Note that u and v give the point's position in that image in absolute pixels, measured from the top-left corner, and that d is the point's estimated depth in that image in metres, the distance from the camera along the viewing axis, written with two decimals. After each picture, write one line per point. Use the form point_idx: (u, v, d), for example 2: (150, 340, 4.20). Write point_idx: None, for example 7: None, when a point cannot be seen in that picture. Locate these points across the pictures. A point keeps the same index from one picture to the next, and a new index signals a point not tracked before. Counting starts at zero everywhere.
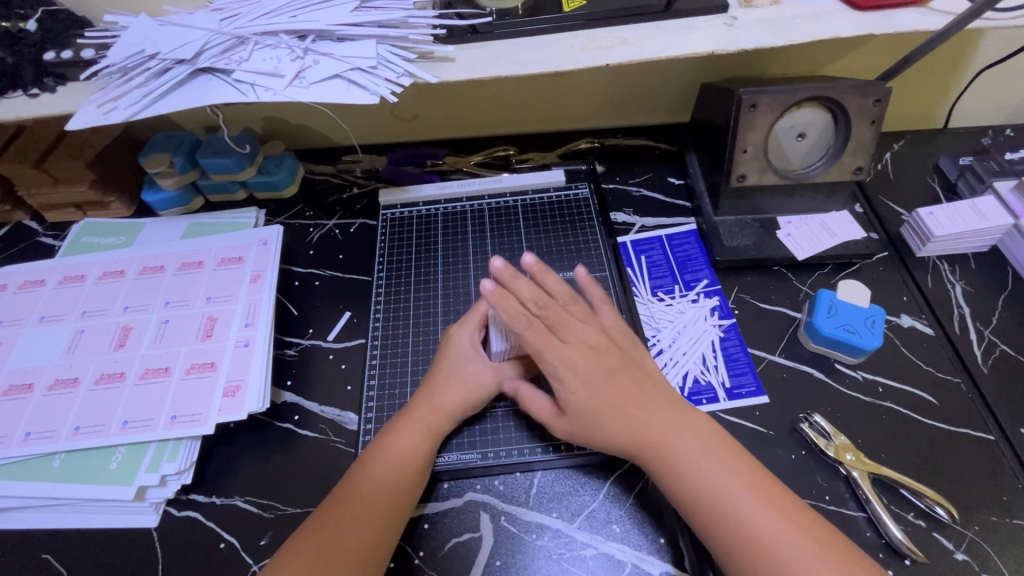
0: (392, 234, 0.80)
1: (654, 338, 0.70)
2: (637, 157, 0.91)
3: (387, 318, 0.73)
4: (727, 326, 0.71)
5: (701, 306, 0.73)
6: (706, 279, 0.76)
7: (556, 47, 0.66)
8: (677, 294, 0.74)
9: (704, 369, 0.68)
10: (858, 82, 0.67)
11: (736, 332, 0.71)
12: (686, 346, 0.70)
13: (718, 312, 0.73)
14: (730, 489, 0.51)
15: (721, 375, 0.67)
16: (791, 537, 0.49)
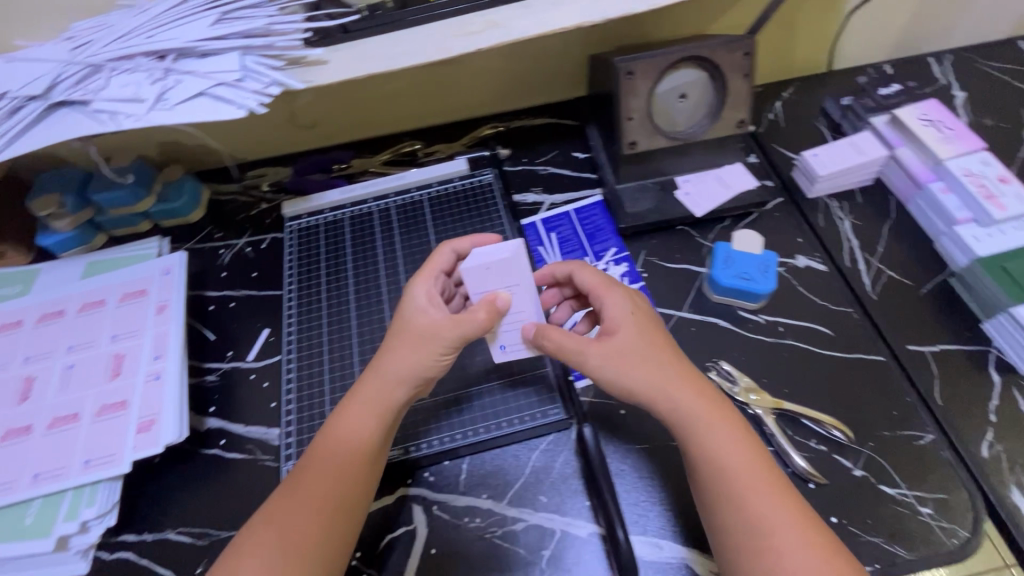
0: (300, 245, 0.77)
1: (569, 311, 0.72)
2: (542, 136, 0.92)
3: (301, 329, 0.71)
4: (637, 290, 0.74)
5: (611, 274, 0.75)
6: (614, 247, 0.78)
7: (429, 39, 0.67)
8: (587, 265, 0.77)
9: None
10: (726, 38, 0.70)
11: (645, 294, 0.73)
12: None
13: (627, 278, 0.75)
14: (741, 484, 0.50)
15: None
16: (796, 541, 0.47)
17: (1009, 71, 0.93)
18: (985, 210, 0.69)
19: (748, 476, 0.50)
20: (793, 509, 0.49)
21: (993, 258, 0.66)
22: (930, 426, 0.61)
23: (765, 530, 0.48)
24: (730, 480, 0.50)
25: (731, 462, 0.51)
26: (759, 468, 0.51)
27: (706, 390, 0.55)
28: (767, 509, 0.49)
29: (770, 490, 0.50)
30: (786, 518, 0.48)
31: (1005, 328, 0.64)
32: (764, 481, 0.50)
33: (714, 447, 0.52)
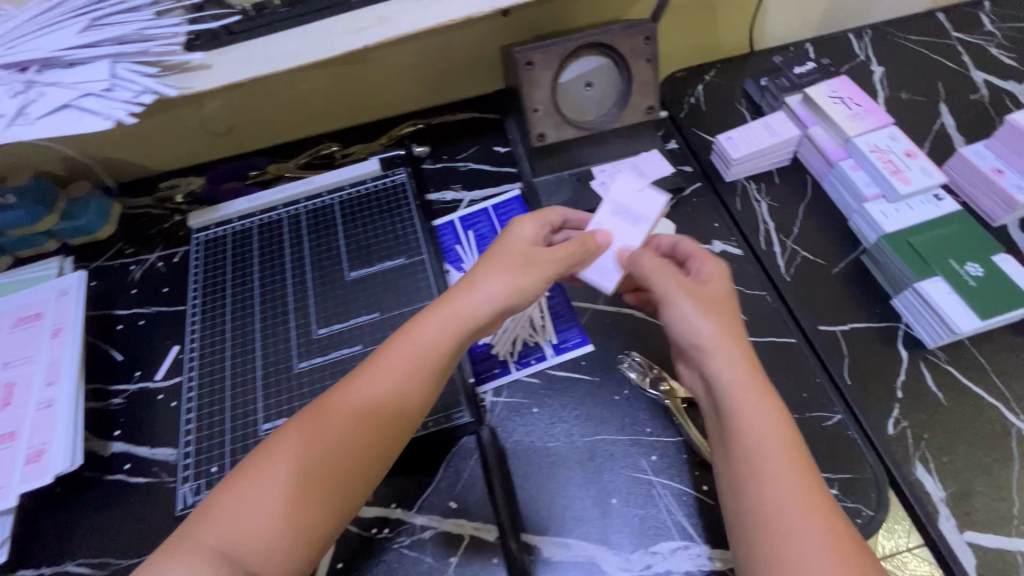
0: (206, 257, 0.75)
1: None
2: (463, 131, 0.91)
3: (203, 344, 0.68)
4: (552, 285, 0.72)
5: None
6: None
7: (315, 37, 0.64)
8: None
9: (532, 331, 0.68)
10: (626, 24, 0.69)
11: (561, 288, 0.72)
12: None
13: None
14: (779, 475, 0.44)
15: (548, 333, 0.68)
16: (818, 547, 0.41)
17: (926, 44, 0.93)
18: (891, 185, 0.69)
19: (784, 467, 0.45)
20: (831, 523, 0.42)
21: (898, 235, 0.66)
22: (838, 406, 0.61)
23: (788, 525, 0.42)
24: (768, 470, 0.45)
25: (769, 444, 0.46)
26: (800, 464, 0.45)
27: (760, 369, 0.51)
28: (793, 501, 0.43)
29: (807, 488, 0.44)
30: (816, 522, 0.42)
31: (911, 304, 0.64)
32: (807, 485, 0.44)
33: (761, 435, 0.46)
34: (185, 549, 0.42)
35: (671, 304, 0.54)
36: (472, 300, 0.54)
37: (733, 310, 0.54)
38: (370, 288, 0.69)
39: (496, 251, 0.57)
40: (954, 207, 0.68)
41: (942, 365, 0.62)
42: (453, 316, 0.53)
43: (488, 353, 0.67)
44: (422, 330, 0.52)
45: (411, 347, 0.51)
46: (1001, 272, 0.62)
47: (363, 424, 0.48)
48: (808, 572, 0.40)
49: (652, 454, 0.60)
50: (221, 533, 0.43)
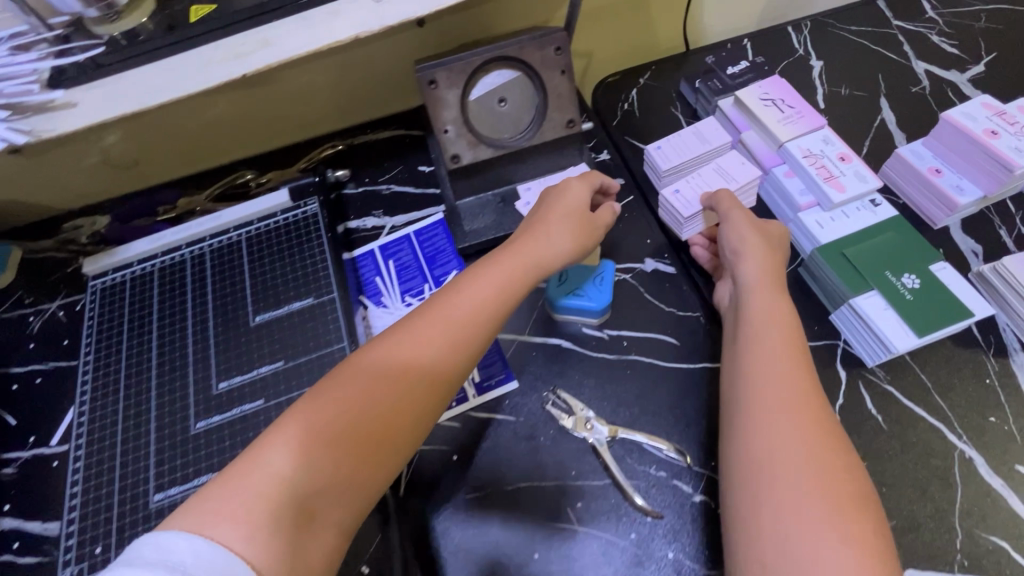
0: (102, 306, 0.69)
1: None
2: (386, 151, 0.85)
3: (95, 405, 0.62)
4: None
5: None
6: (455, 270, 0.72)
7: (191, 66, 0.59)
8: (426, 293, 0.70)
9: None
10: (534, 33, 0.64)
11: None
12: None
13: None
14: (792, 438, 0.46)
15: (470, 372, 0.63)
16: (816, 507, 0.42)
17: (867, 35, 0.89)
18: (825, 192, 0.65)
19: (797, 401, 0.48)
20: (840, 488, 0.44)
21: (832, 245, 0.63)
22: None
23: (790, 484, 0.44)
24: (783, 430, 0.47)
25: (785, 380, 0.50)
26: (813, 401, 0.48)
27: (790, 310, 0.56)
28: (794, 433, 0.46)
29: (817, 425, 0.47)
30: (820, 485, 0.44)
31: (849, 321, 0.60)
32: (821, 453, 0.45)
33: (786, 398, 0.48)
34: (246, 481, 0.41)
35: (739, 233, 0.61)
36: (527, 261, 0.58)
37: (775, 257, 0.60)
38: (276, 333, 0.64)
39: (557, 205, 0.63)
40: (891, 212, 0.64)
41: (881, 385, 0.58)
42: (502, 279, 0.57)
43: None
44: (506, 275, 0.57)
45: (481, 302, 0.55)
46: (936, 282, 0.59)
47: (421, 377, 0.50)
48: (803, 523, 0.42)
49: (577, 501, 0.56)
50: (296, 467, 0.42)
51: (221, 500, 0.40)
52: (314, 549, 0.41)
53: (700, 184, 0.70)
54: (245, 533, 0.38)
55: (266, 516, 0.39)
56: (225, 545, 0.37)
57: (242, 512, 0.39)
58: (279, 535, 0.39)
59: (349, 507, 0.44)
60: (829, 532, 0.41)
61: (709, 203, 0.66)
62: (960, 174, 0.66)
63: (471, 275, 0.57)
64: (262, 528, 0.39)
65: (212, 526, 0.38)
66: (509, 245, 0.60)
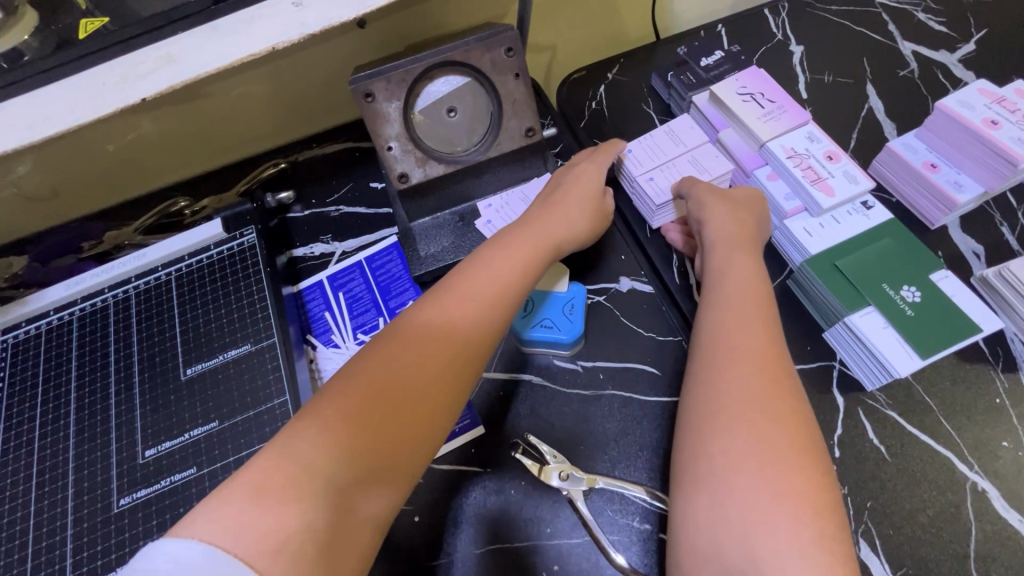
0: (13, 365, 0.61)
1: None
2: (334, 167, 0.77)
3: (4, 483, 0.55)
4: None
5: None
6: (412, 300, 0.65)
7: (81, 90, 0.50)
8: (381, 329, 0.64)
9: None
10: (482, 34, 0.57)
11: None
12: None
13: None
14: (740, 412, 0.42)
15: None
16: (761, 490, 0.39)
17: (849, 14, 0.82)
18: (812, 197, 0.59)
19: (756, 376, 0.44)
20: (793, 472, 0.39)
21: (823, 256, 0.57)
22: None
23: (733, 467, 0.40)
24: (734, 406, 0.43)
25: (752, 348, 0.45)
26: (778, 373, 0.44)
27: (765, 276, 0.52)
28: (740, 407, 0.42)
29: (780, 398, 0.43)
30: (770, 467, 0.39)
31: (845, 341, 0.54)
32: (775, 430, 0.41)
33: (743, 372, 0.44)
34: (269, 476, 0.36)
35: (705, 207, 0.58)
36: (546, 236, 0.58)
37: (752, 234, 0.56)
38: (208, 388, 0.57)
39: (575, 191, 0.62)
40: (885, 215, 0.58)
41: (882, 412, 0.53)
42: (525, 252, 0.55)
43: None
44: (530, 249, 0.56)
45: (506, 275, 0.53)
46: (939, 295, 0.54)
47: (459, 350, 0.47)
48: (746, 512, 0.38)
49: (554, 564, 0.50)
50: (322, 454, 0.38)
51: (233, 500, 0.35)
52: (348, 546, 0.37)
53: (672, 170, 0.65)
54: (277, 531, 0.33)
55: (297, 511, 0.35)
56: (248, 552, 0.32)
57: (271, 509, 0.34)
58: (313, 534, 0.35)
59: (387, 498, 0.41)
60: (774, 520, 0.37)
61: (677, 191, 0.62)
62: (957, 168, 0.61)
63: (489, 251, 0.55)
64: (293, 531, 0.34)
65: (230, 533, 0.33)
66: (529, 223, 0.58)
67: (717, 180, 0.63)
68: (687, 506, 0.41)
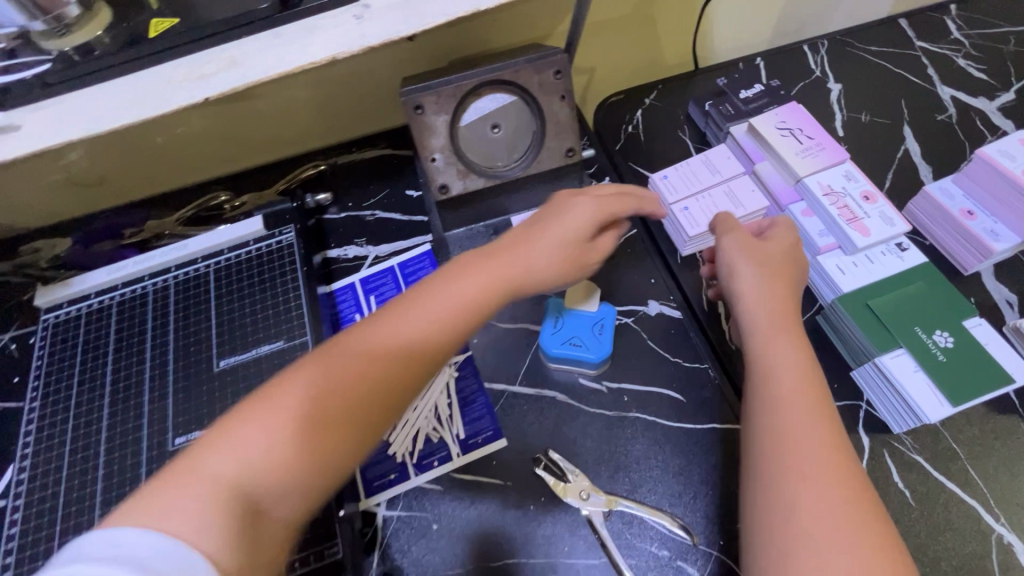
0: (53, 343, 0.63)
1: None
2: (372, 173, 0.79)
3: (37, 461, 0.56)
4: (464, 363, 0.62)
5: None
6: None
7: (148, 85, 0.52)
8: None
9: (437, 424, 0.59)
10: (533, 55, 0.59)
11: (473, 368, 0.62)
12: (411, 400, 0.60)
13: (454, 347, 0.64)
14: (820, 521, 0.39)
15: (454, 427, 0.59)
16: None
17: (888, 56, 0.83)
18: (847, 236, 0.59)
19: (830, 473, 0.41)
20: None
21: (855, 296, 0.57)
22: None
23: None
24: (809, 514, 0.40)
25: (808, 425, 0.43)
26: (833, 427, 0.43)
27: (806, 345, 0.49)
28: (821, 515, 0.39)
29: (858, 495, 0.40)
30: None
31: (873, 381, 0.54)
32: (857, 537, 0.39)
33: (810, 470, 0.41)
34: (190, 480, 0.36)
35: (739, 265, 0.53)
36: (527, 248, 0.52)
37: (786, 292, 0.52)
38: (241, 381, 0.58)
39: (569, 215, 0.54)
40: (920, 259, 0.59)
41: (910, 456, 0.53)
42: (500, 262, 0.51)
43: (382, 455, 0.58)
44: (495, 263, 0.51)
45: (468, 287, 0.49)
46: (971, 342, 0.54)
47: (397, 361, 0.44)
48: None
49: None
50: (238, 473, 0.37)
51: (172, 499, 0.35)
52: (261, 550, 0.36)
53: (708, 202, 0.65)
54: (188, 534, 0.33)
55: (218, 516, 0.35)
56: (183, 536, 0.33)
57: (190, 520, 0.34)
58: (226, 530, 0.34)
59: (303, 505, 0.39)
60: None
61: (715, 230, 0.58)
62: (995, 218, 0.61)
63: (461, 268, 0.51)
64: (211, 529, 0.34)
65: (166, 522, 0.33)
66: (501, 240, 0.54)
67: (753, 212, 0.64)
68: (758, 573, 0.40)
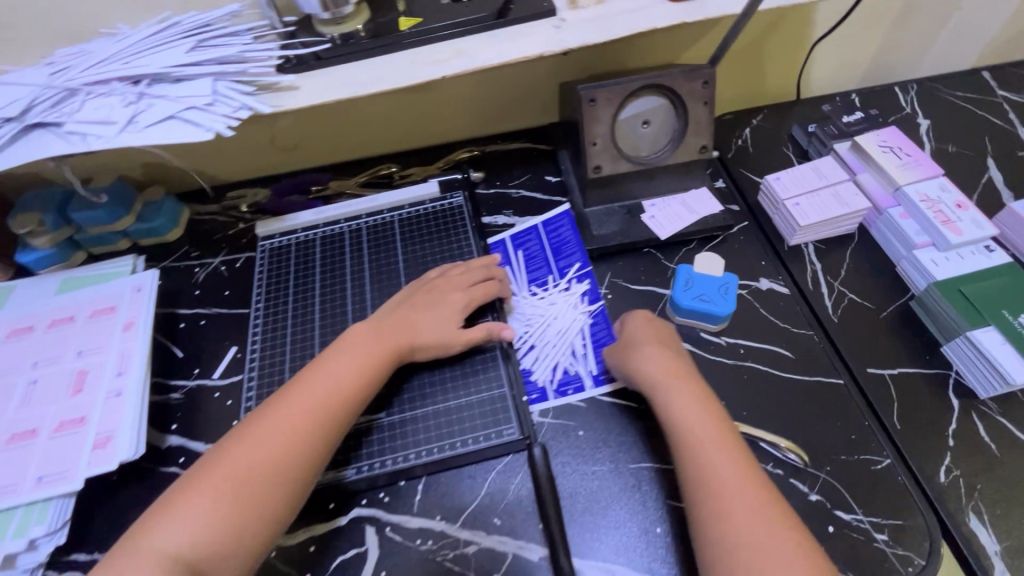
0: (271, 263, 0.79)
1: (527, 333, 0.73)
2: (516, 161, 0.94)
3: (264, 349, 0.72)
4: (595, 312, 0.74)
5: (573, 293, 0.76)
6: (579, 265, 0.79)
7: (396, 66, 0.69)
8: (550, 285, 0.77)
9: (573, 359, 0.71)
10: (686, 68, 0.73)
11: (603, 316, 0.74)
12: (556, 336, 0.72)
13: (588, 298, 0.76)
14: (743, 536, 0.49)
15: (589, 363, 0.70)
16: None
17: (973, 100, 0.95)
18: (942, 234, 0.70)
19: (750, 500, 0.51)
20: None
21: (950, 283, 0.67)
22: (889, 451, 0.60)
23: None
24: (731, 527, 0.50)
25: (724, 467, 0.53)
26: (748, 469, 0.53)
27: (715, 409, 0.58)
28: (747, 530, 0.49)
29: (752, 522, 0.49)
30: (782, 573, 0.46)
31: (963, 353, 0.64)
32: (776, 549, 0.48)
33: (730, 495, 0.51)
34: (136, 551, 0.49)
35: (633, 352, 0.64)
36: (358, 357, 0.62)
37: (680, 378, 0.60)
38: None
39: (435, 307, 0.68)
40: (1006, 258, 0.69)
41: (995, 418, 0.62)
42: (347, 367, 0.61)
43: (528, 380, 0.69)
44: (340, 371, 0.60)
45: (323, 388, 0.59)
46: None
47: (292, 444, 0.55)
48: None
49: None
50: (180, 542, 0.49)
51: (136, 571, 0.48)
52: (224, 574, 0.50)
53: (817, 201, 0.77)
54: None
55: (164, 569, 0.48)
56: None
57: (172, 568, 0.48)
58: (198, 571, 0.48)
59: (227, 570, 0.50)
60: None
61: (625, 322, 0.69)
62: None
63: (314, 373, 0.61)
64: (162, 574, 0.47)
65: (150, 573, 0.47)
66: (369, 337, 0.64)
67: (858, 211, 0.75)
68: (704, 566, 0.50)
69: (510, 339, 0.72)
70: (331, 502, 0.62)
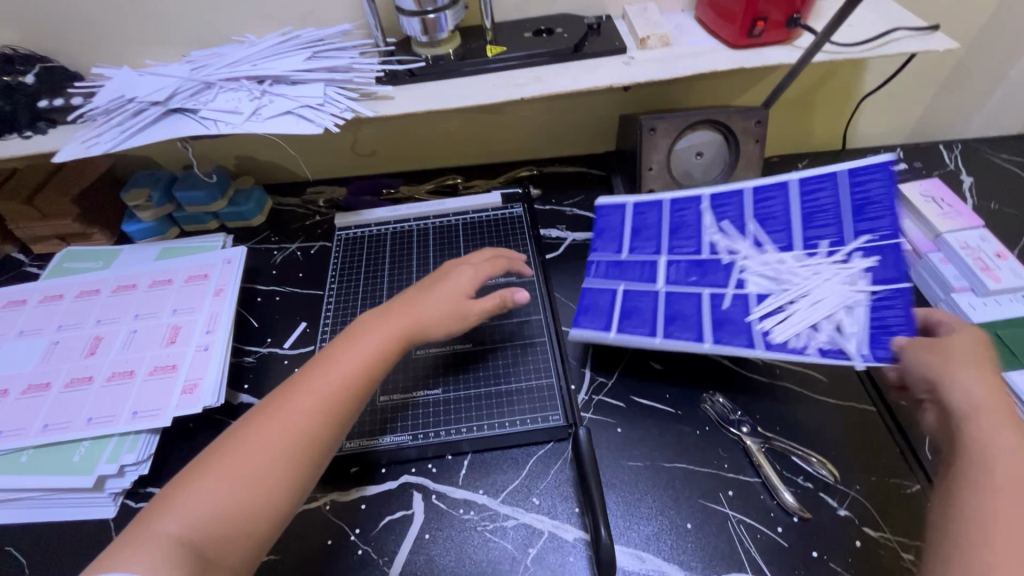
0: (345, 252, 0.89)
1: (780, 294, 0.69)
2: (571, 183, 1.02)
3: (334, 324, 0.80)
4: (887, 290, 0.65)
5: (852, 266, 0.68)
6: (881, 231, 0.70)
7: (481, 85, 0.78)
8: (823, 250, 0.71)
9: (836, 334, 0.64)
10: (742, 108, 0.79)
11: (903, 295, 0.64)
12: (812, 306, 0.66)
13: (870, 276, 0.67)
14: None
15: (857, 344, 0.62)
16: None
17: (1018, 163, 0.98)
18: (980, 280, 0.73)
19: None
20: None
21: (985, 326, 0.70)
22: (920, 479, 0.62)
23: None
24: None
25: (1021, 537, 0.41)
26: None
27: None
28: None
29: None
30: None
31: None
32: None
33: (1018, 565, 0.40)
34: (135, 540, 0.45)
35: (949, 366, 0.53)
36: (367, 341, 0.60)
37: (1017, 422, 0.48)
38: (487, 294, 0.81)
39: (440, 287, 0.67)
40: None
41: None
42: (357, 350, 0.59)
43: (773, 341, 0.65)
44: (348, 355, 0.58)
45: (338, 372, 0.56)
46: None
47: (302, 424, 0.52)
48: None
49: (728, 490, 0.63)
50: (185, 528, 0.46)
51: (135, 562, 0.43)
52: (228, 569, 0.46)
53: None
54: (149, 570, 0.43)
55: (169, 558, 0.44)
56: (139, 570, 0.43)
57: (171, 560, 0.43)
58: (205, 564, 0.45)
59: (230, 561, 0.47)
60: None
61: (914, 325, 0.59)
62: None
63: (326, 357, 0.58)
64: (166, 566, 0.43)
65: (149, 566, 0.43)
66: (378, 321, 0.62)
67: None
68: None
69: (760, 297, 0.70)
70: (383, 467, 0.68)
